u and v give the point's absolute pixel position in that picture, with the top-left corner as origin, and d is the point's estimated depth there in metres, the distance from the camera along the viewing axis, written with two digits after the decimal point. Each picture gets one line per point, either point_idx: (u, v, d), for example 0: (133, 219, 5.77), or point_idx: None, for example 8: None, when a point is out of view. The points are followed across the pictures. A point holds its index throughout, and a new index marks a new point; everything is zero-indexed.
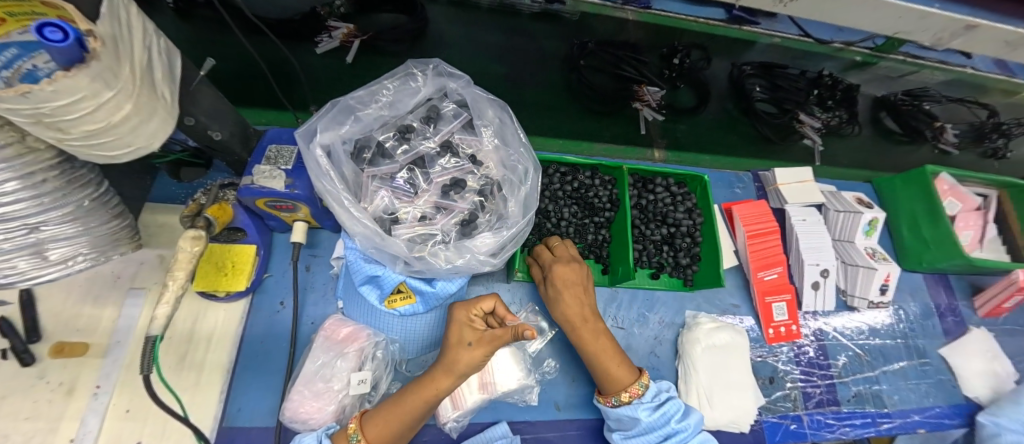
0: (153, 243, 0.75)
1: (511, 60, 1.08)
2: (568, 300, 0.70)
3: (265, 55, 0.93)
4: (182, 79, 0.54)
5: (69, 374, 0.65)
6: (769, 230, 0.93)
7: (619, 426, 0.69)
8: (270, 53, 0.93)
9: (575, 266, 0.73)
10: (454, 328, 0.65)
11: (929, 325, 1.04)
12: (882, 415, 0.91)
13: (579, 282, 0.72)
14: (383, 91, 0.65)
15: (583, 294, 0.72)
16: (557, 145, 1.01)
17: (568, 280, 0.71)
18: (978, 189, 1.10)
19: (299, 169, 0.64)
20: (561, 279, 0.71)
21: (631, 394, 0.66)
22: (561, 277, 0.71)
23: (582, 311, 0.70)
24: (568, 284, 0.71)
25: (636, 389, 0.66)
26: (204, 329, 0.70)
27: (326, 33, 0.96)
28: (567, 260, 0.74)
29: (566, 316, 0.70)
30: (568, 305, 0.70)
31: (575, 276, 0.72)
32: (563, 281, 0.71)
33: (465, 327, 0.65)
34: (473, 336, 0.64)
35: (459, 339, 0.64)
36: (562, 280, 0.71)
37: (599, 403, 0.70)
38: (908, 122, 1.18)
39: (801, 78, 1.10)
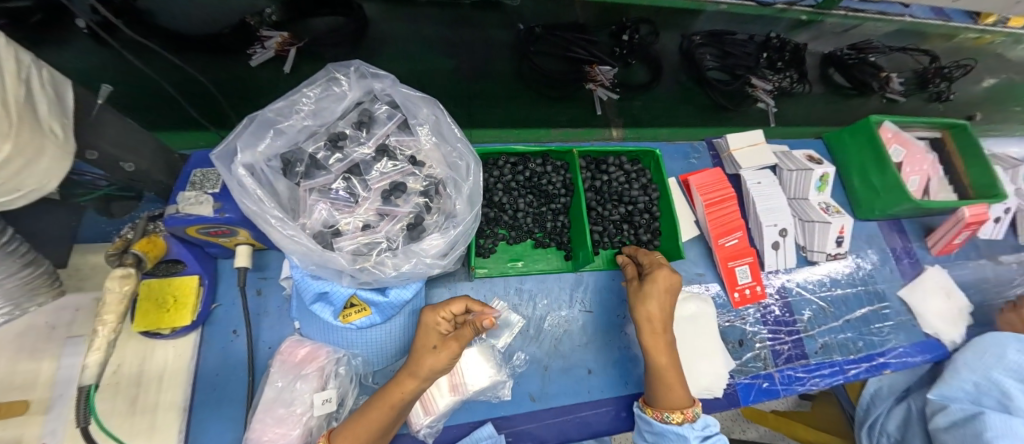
0: (87, 286, 0.71)
1: (459, 52, 1.01)
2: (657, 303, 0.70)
3: (197, 73, 0.87)
4: (78, 110, 0.50)
5: (10, 435, 0.60)
6: (725, 197, 0.94)
7: (656, 440, 0.68)
8: (201, 72, 0.87)
9: (672, 272, 0.72)
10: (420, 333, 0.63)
11: (887, 270, 1.07)
12: (849, 362, 0.94)
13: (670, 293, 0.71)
14: (303, 100, 0.61)
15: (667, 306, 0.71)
16: (512, 135, 0.97)
17: (669, 287, 0.71)
18: (922, 133, 1.14)
19: (227, 192, 0.61)
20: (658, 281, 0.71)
21: (684, 415, 0.66)
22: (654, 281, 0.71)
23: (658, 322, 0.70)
24: (666, 288, 0.71)
25: (689, 412, 0.65)
26: (152, 369, 0.67)
27: (258, 44, 0.89)
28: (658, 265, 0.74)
29: (643, 317, 0.70)
30: (653, 309, 0.70)
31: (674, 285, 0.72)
32: (664, 285, 0.71)
33: (431, 331, 0.62)
34: (439, 339, 0.61)
35: (425, 343, 0.61)
36: (663, 284, 0.71)
37: (643, 413, 0.70)
38: (854, 74, 1.21)
39: (749, 43, 1.09)
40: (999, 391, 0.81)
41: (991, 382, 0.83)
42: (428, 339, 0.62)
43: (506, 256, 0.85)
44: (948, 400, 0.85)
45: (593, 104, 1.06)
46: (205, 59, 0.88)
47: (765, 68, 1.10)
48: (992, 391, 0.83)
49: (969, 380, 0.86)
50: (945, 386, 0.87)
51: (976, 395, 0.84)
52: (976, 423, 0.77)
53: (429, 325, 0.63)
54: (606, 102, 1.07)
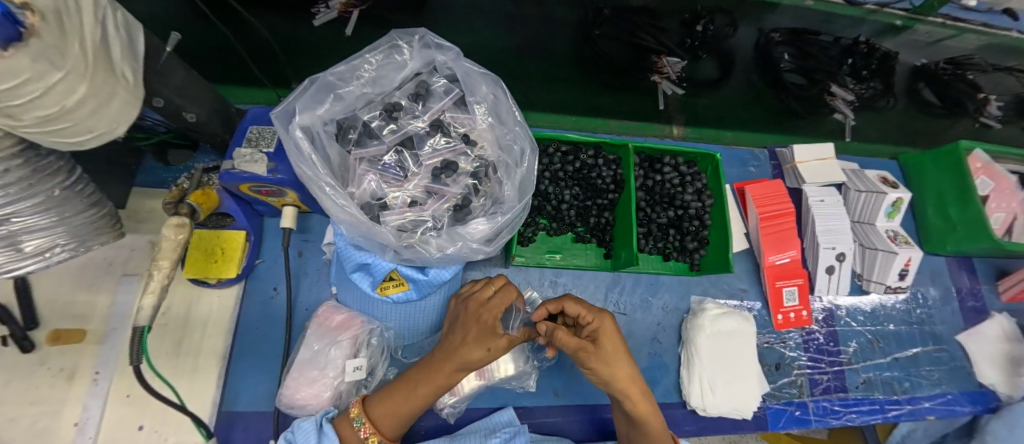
0: (142, 229, 0.73)
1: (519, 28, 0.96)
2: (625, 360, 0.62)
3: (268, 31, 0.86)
4: (147, 56, 0.50)
5: (69, 360, 0.65)
6: (783, 212, 0.87)
7: None
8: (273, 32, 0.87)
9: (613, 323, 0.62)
10: (474, 329, 0.59)
11: (948, 310, 0.99)
12: (891, 402, 0.89)
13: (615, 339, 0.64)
14: (365, 66, 0.60)
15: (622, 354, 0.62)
16: (569, 122, 0.96)
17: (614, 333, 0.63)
18: (1015, 166, 1.02)
19: (281, 152, 0.61)
20: (611, 342, 0.61)
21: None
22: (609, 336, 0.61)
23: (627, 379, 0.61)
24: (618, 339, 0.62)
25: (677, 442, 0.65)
26: (198, 315, 0.69)
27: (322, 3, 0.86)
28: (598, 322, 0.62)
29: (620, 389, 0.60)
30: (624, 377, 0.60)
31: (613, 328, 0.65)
32: (614, 336, 0.62)
33: (487, 330, 0.59)
34: (492, 342, 0.59)
35: (476, 341, 0.59)
36: (613, 337, 0.61)
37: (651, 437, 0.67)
38: (946, 92, 1.08)
39: (833, 46, 0.98)
40: None
41: None
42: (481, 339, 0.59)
43: (544, 247, 0.83)
44: None
45: (656, 96, 1.02)
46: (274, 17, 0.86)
47: (847, 75, 1.00)
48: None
49: None
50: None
51: None
52: None
53: (480, 322, 0.60)
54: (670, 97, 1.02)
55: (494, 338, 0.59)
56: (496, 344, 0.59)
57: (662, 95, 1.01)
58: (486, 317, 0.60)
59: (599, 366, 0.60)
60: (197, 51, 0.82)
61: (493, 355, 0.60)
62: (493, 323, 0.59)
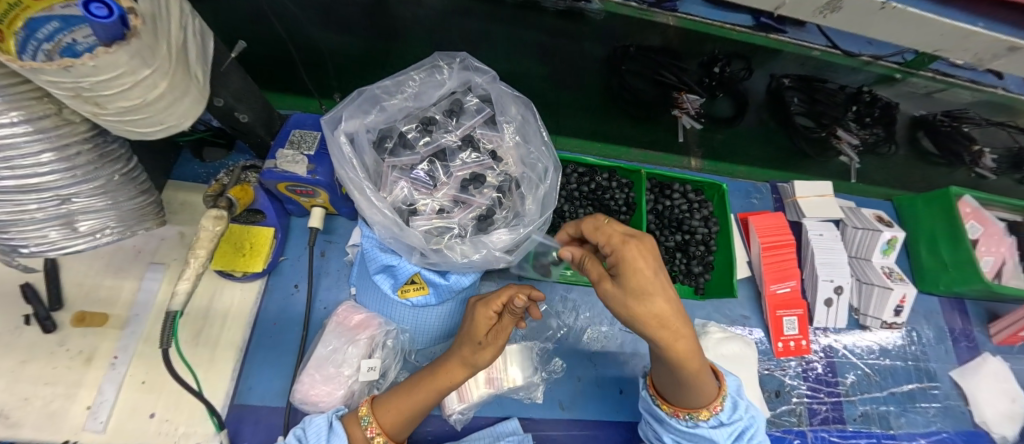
0: (174, 220, 0.76)
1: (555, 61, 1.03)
2: (658, 298, 0.44)
3: (319, 44, 0.90)
4: (214, 61, 0.54)
5: (89, 343, 0.66)
6: (784, 243, 0.92)
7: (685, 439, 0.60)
8: (324, 46, 0.91)
9: (641, 245, 0.44)
10: (469, 323, 0.61)
11: (942, 349, 1.02)
12: (887, 436, 0.91)
13: (659, 269, 0.44)
14: (409, 82, 0.65)
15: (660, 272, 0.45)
16: (596, 149, 1.15)
17: (651, 261, 0.44)
18: (1002, 213, 1.09)
19: (320, 155, 0.65)
20: (638, 278, 0.43)
21: (711, 410, 0.55)
22: (630, 267, 0.44)
23: (663, 312, 0.44)
24: (651, 268, 0.44)
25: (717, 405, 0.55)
26: (220, 306, 0.71)
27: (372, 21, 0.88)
28: (618, 244, 0.45)
29: (653, 320, 0.44)
30: (655, 310, 0.44)
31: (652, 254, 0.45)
32: (644, 267, 0.44)
33: (481, 326, 0.60)
34: (485, 337, 0.60)
35: (472, 337, 0.60)
36: (642, 266, 0.43)
37: (659, 406, 0.61)
38: (945, 142, 1.16)
39: (840, 93, 1.06)
40: None
41: None
42: (473, 334, 0.60)
43: None
44: None
45: (676, 130, 1.14)
46: (329, 32, 0.88)
47: (852, 121, 1.08)
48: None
49: None
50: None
51: None
52: None
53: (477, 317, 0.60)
54: (688, 130, 1.15)
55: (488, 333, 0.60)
56: (491, 340, 0.60)
57: (681, 128, 1.13)
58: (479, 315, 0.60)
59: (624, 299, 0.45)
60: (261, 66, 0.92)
61: (488, 350, 0.60)
62: (487, 318, 0.60)
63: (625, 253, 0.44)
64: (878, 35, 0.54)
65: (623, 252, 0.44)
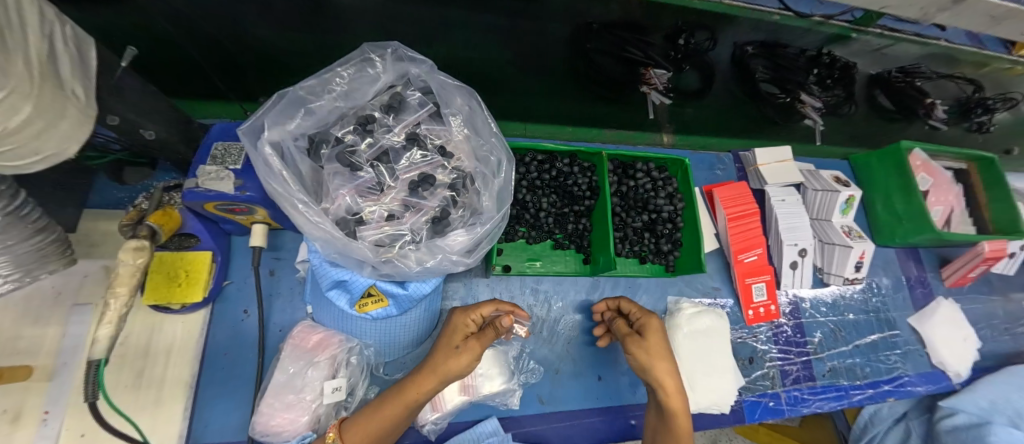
0: (95, 254, 0.69)
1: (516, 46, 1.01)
2: (663, 362, 0.63)
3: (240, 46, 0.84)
4: (100, 73, 0.47)
5: (12, 401, 0.59)
6: (749, 212, 0.92)
7: None
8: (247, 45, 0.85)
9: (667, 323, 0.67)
10: (446, 332, 0.63)
11: (900, 297, 1.07)
12: (854, 387, 0.95)
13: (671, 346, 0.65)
14: (337, 79, 0.59)
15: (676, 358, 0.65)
16: (569, 133, 1.11)
17: (668, 338, 0.66)
18: (949, 163, 1.13)
19: (249, 169, 0.59)
20: (655, 337, 0.65)
21: None
22: (652, 333, 0.65)
23: (676, 379, 0.63)
24: (667, 341, 0.65)
25: None
26: (161, 344, 0.65)
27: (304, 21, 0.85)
28: (649, 314, 0.68)
29: (658, 377, 0.62)
30: (664, 369, 0.62)
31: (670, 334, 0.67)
32: (665, 338, 0.65)
33: (457, 331, 0.63)
34: (460, 339, 0.61)
35: (448, 343, 0.61)
36: (664, 338, 0.65)
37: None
38: (899, 99, 1.19)
39: (800, 58, 1.08)
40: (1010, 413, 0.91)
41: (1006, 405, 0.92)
42: (451, 338, 0.62)
43: (524, 255, 0.84)
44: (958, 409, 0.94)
45: (646, 106, 1.11)
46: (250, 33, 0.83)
47: (814, 84, 1.08)
48: (1005, 409, 0.92)
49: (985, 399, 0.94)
50: (962, 397, 0.95)
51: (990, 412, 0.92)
52: (983, 428, 0.88)
53: (455, 326, 0.64)
54: (658, 106, 1.12)
55: (463, 337, 0.62)
56: (466, 343, 0.60)
57: (651, 104, 1.09)
58: (457, 321, 0.64)
59: (641, 355, 0.64)
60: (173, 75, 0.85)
61: (463, 353, 0.59)
62: (463, 323, 0.63)
63: (653, 322, 0.67)
64: None
65: (648, 320, 0.67)
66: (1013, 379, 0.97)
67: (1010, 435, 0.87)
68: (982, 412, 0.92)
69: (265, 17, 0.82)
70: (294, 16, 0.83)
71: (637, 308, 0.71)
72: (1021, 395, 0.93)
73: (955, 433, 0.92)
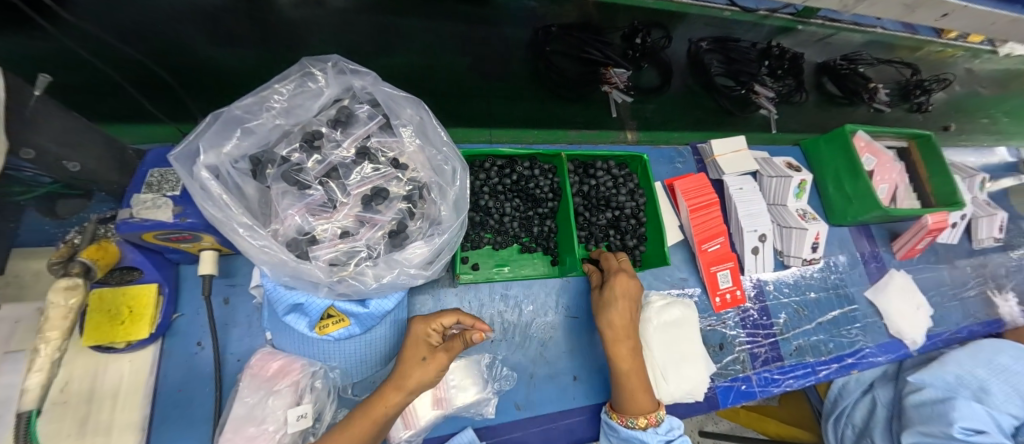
0: (29, 296, 0.64)
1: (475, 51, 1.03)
2: (615, 310, 0.70)
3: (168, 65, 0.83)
4: (9, 104, 0.44)
5: None
6: (708, 202, 0.95)
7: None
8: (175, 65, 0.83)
9: (632, 278, 0.72)
10: (408, 344, 0.61)
11: (856, 273, 1.12)
12: (820, 363, 0.99)
13: (631, 298, 0.72)
14: (275, 96, 0.57)
15: (632, 309, 0.72)
16: (532, 135, 1.00)
17: (628, 293, 0.72)
18: (891, 142, 1.20)
19: (188, 195, 0.56)
20: (614, 287, 0.71)
21: (647, 420, 0.67)
22: (614, 286, 0.72)
23: (626, 326, 0.70)
24: (624, 295, 0.71)
25: (654, 417, 0.67)
26: (106, 386, 0.61)
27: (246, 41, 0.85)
28: (618, 271, 0.74)
29: (608, 322, 0.70)
30: (613, 317, 0.70)
31: (633, 290, 0.72)
32: (622, 291, 0.71)
33: (421, 340, 0.61)
34: (427, 351, 0.59)
35: (412, 353, 0.59)
36: (621, 291, 0.71)
37: (609, 419, 0.71)
38: (844, 84, 1.26)
39: (752, 51, 1.13)
40: (976, 386, 0.95)
41: (970, 378, 0.96)
42: (417, 348, 0.60)
43: (492, 261, 0.84)
44: (926, 383, 0.96)
45: (608, 105, 1.09)
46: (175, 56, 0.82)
47: (766, 75, 1.13)
48: (969, 384, 0.96)
49: (953, 372, 0.97)
50: (929, 373, 0.97)
51: (955, 385, 0.95)
52: (948, 405, 0.87)
53: (416, 336, 0.62)
54: (621, 105, 1.11)
55: (429, 348, 0.60)
56: (433, 353, 0.59)
57: (613, 103, 1.09)
58: (419, 330, 0.62)
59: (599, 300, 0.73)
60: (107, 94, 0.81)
61: (431, 366, 0.58)
62: (426, 333, 0.62)
63: (619, 276, 0.72)
64: None
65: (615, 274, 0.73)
66: (970, 352, 1.01)
67: (971, 410, 0.85)
68: (947, 387, 0.95)
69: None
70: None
71: (613, 262, 0.77)
72: (982, 369, 0.97)
73: (922, 407, 0.91)
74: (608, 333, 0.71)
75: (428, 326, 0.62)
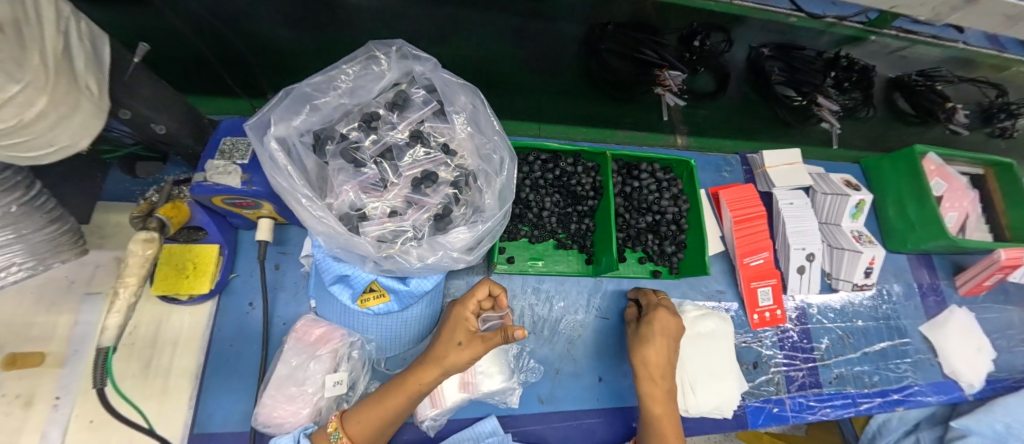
0: (108, 245, 0.71)
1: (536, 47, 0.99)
2: (654, 346, 0.69)
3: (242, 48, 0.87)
4: (112, 68, 0.48)
5: (27, 385, 0.60)
6: (755, 215, 0.91)
7: None
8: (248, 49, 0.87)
9: (672, 315, 0.72)
10: (448, 325, 0.61)
11: (911, 305, 1.05)
12: (862, 395, 0.93)
13: (670, 335, 0.71)
14: (342, 76, 0.60)
15: (670, 347, 0.71)
16: (582, 132, 1.09)
17: (667, 330, 0.71)
18: (965, 168, 1.10)
19: (256, 164, 0.60)
20: (654, 323, 0.71)
21: None
22: (655, 320, 0.71)
23: (663, 365, 0.69)
24: (663, 331, 0.70)
25: None
26: (168, 334, 0.66)
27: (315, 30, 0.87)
28: (659, 307, 0.74)
29: (645, 359, 0.69)
30: (651, 353, 0.68)
31: (672, 327, 0.71)
32: (660, 328, 0.70)
33: (461, 324, 0.61)
34: (464, 336, 0.59)
35: (451, 337, 0.60)
36: (660, 326, 0.71)
37: None
38: (918, 102, 1.16)
39: (817, 60, 1.05)
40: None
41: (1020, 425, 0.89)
42: (454, 333, 0.60)
43: (527, 254, 0.84)
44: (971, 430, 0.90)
45: (661, 108, 1.11)
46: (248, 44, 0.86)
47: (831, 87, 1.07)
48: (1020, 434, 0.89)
49: (1000, 420, 0.91)
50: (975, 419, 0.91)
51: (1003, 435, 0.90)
52: None
53: (457, 319, 0.62)
54: (673, 108, 1.12)
55: (467, 334, 0.60)
56: (468, 340, 0.58)
57: (665, 106, 1.10)
58: (461, 313, 0.62)
59: (637, 336, 0.72)
60: (188, 66, 0.86)
61: (468, 351, 0.57)
62: (467, 318, 0.61)
63: (659, 312, 0.72)
64: None
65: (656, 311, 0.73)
66: None
67: None
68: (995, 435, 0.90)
69: (279, 15, 0.82)
70: (310, 16, 0.84)
71: (653, 298, 0.77)
72: None
73: None
74: (643, 370, 0.69)
75: (467, 309, 0.62)
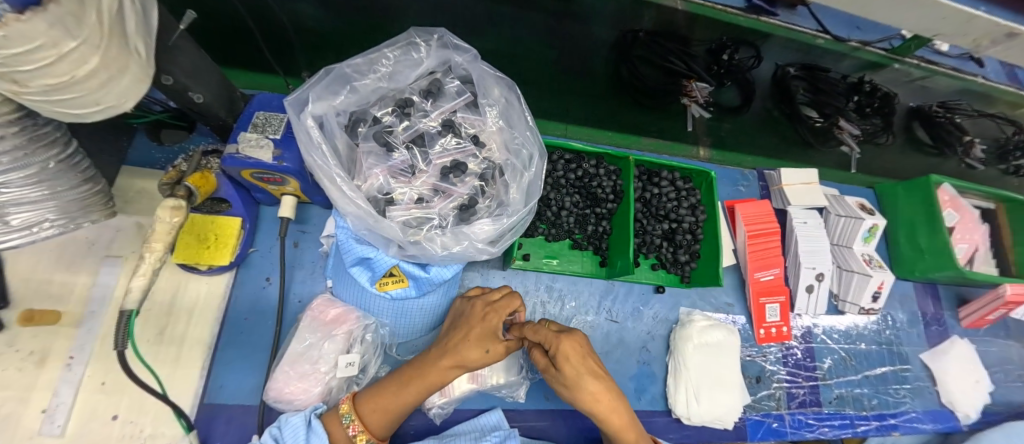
0: (129, 210, 0.70)
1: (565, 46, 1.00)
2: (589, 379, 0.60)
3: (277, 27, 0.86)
4: (159, 34, 0.48)
5: (41, 343, 0.61)
6: (769, 231, 0.91)
7: None
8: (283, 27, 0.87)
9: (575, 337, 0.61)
10: (476, 329, 0.61)
11: (914, 332, 1.06)
12: (860, 417, 0.94)
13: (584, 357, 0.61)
14: (383, 60, 0.60)
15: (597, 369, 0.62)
16: (606, 137, 1.08)
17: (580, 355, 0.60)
18: (977, 201, 1.12)
19: (288, 140, 0.60)
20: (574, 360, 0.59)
21: None
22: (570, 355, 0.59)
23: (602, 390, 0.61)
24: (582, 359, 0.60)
25: None
26: (185, 302, 0.67)
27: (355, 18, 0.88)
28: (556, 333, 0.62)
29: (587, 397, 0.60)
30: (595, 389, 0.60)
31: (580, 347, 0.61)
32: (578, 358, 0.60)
33: (489, 331, 0.61)
34: (491, 343, 0.60)
35: (478, 342, 0.60)
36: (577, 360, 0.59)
37: None
38: (936, 132, 1.17)
39: (841, 83, 1.05)
40: None
41: None
42: (482, 340, 0.60)
43: (542, 252, 0.84)
44: None
45: (685, 118, 1.12)
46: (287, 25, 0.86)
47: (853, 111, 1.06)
48: None
49: None
50: None
51: None
52: None
53: (484, 324, 0.61)
54: (696, 119, 1.13)
55: (493, 340, 0.61)
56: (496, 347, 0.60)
57: (691, 117, 1.11)
58: (491, 319, 0.62)
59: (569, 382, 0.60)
60: (224, 38, 0.86)
61: (492, 356, 0.61)
62: (494, 325, 0.62)
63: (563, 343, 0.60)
64: (883, 19, 0.52)
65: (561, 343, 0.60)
66: None
67: None
68: None
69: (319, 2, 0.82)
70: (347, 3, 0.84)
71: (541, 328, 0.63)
72: None
73: None
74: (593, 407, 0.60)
75: (498, 317, 0.62)
